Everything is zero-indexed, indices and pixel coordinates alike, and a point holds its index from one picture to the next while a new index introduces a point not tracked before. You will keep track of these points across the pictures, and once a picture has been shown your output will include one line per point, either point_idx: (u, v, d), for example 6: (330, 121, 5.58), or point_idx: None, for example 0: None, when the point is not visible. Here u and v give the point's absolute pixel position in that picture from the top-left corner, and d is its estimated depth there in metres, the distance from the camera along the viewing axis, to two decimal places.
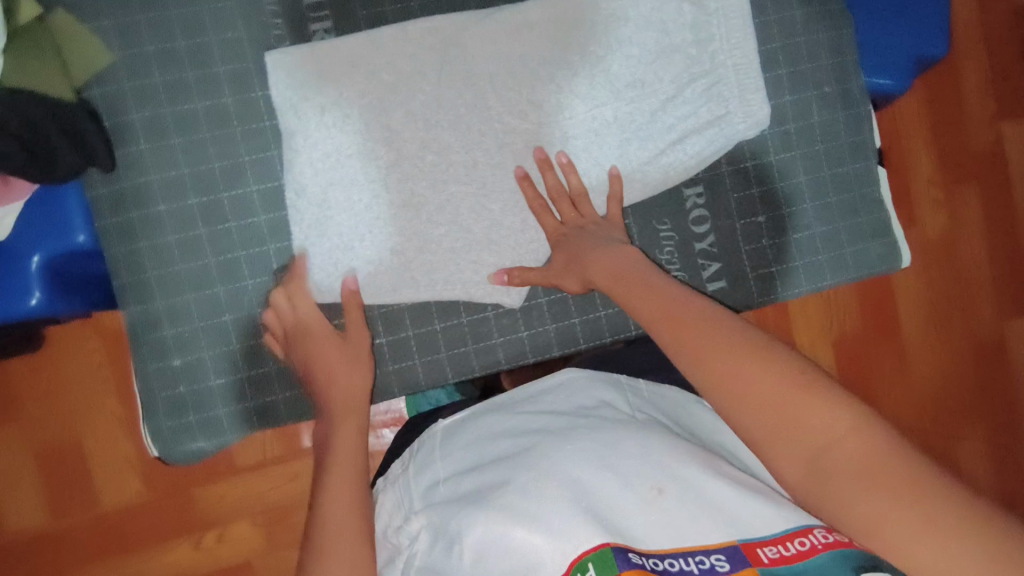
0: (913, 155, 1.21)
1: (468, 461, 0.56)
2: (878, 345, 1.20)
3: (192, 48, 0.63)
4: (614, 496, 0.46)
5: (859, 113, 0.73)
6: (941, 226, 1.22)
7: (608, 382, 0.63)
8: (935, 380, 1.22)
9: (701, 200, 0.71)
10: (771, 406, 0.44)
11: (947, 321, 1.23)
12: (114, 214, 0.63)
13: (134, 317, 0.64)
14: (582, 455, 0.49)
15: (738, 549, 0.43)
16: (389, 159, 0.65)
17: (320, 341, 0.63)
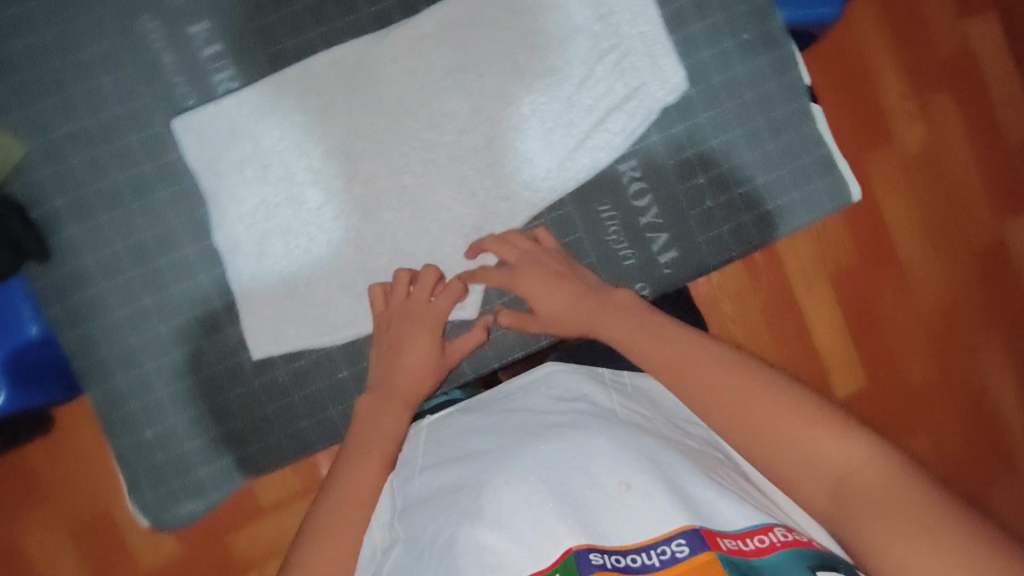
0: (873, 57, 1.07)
1: (448, 455, 0.52)
2: (874, 274, 1.06)
3: (101, 123, 0.63)
4: (583, 498, 0.44)
5: (784, 54, 0.71)
6: (920, 135, 1.07)
7: (589, 377, 0.58)
8: (940, 299, 1.07)
9: (637, 173, 0.70)
10: (784, 441, 0.44)
11: (940, 234, 1.07)
12: (60, 302, 0.64)
13: (99, 397, 0.65)
14: (554, 458, 0.46)
15: (697, 534, 0.41)
16: (318, 198, 0.65)
17: (400, 359, 0.60)
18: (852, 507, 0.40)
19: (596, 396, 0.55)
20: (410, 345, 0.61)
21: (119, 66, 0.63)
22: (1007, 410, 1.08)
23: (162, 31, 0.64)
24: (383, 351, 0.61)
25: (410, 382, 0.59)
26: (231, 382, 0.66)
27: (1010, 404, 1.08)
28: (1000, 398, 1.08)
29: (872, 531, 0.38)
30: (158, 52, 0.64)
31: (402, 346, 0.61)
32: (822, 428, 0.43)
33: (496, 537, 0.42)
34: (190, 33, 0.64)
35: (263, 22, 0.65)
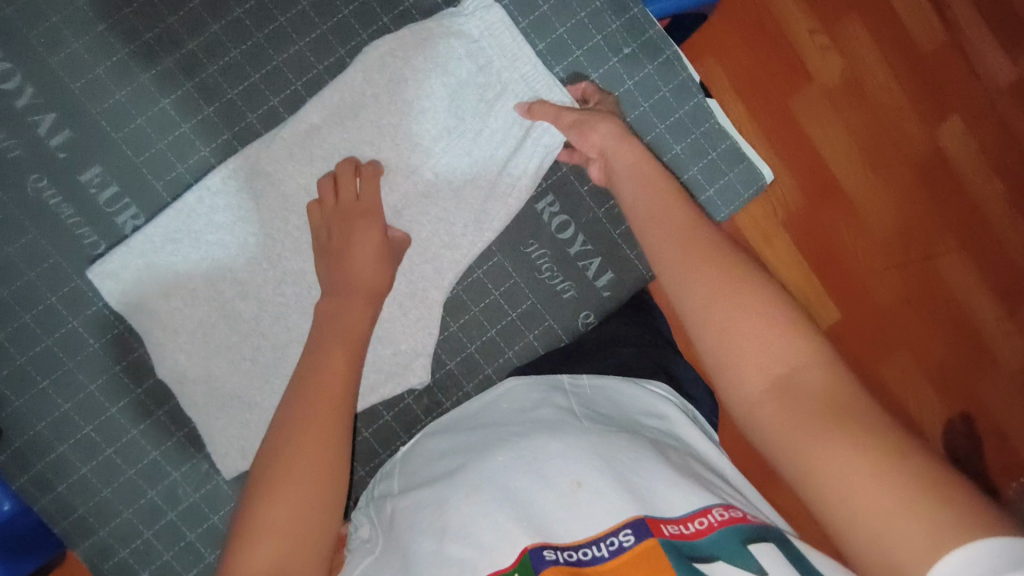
0: (778, 9, 1.05)
1: (419, 479, 0.55)
2: (823, 210, 1.06)
3: (18, 293, 0.63)
4: (539, 501, 0.46)
5: (669, 57, 0.72)
6: (838, 69, 1.06)
7: (545, 386, 0.61)
8: (890, 220, 1.08)
9: (556, 207, 0.71)
10: (730, 326, 0.41)
11: (877, 158, 1.08)
12: (24, 472, 0.64)
13: (88, 553, 0.65)
14: (511, 465, 0.49)
15: (643, 522, 0.43)
16: (251, 310, 0.66)
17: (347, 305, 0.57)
18: (785, 405, 0.39)
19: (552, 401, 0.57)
20: (356, 238, 0.61)
21: (21, 232, 0.63)
22: (975, 302, 1.10)
23: (55, 187, 0.63)
24: (342, 291, 0.59)
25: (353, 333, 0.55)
26: (214, 505, 0.67)
27: (977, 295, 1.10)
28: (967, 292, 1.10)
29: (808, 440, 0.37)
30: (56, 208, 0.63)
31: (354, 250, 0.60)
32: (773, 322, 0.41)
33: (460, 554, 0.44)
34: (83, 181, 0.64)
35: (152, 153, 0.65)
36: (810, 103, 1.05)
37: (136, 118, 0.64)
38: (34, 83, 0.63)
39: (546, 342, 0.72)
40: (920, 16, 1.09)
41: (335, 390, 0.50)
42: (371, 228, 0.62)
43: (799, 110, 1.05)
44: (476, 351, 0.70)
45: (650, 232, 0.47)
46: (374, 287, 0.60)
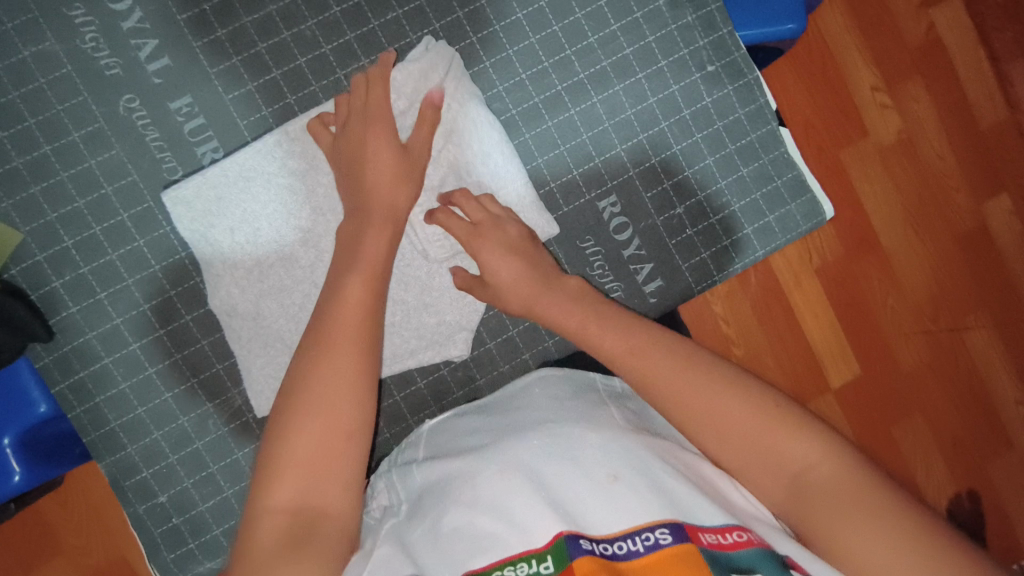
0: (847, 65, 1.05)
1: (447, 453, 0.56)
2: (862, 266, 1.05)
3: (92, 204, 0.65)
4: (570, 490, 0.46)
5: (749, 82, 0.73)
6: (896, 127, 1.06)
7: (580, 388, 0.61)
8: (926, 288, 1.07)
9: (617, 208, 0.72)
10: (734, 433, 0.49)
11: (922, 224, 1.07)
12: (66, 378, 0.65)
13: (111, 468, 0.67)
14: (546, 454, 0.49)
15: (681, 526, 0.43)
16: (309, 258, 0.67)
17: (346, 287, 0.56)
18: (802, 506, 0.45)
19: (585, 401, 0.58)
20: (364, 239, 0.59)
21: (106, 147, 0.65)
22: (998, 378, 1.09)
23: (145, 109, 0.66)
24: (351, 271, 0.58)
25: (358, 311, 0.55)
26: (239, 441, 0.68)
27: (1000, 372, 1.09)
28: (991, 368, 1.09)
29: (835, 531, 0.43)
30: (142, 130, 0.65)
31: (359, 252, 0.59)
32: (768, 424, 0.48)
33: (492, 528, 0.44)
34: (172, 108, 0.66)
35: (242, 92, 0.67)
36: (863, 159, 1.05)
37: (232, 57, 0.67)
38: (143, 9, 0.65)
39: None
40: (988, 89, 1.09)
41: (355, 350, 0.53)
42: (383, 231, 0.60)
43: (851, 162, 1.06)
44: (517, 335, 0.71)
45: (617, 322, 0.58)
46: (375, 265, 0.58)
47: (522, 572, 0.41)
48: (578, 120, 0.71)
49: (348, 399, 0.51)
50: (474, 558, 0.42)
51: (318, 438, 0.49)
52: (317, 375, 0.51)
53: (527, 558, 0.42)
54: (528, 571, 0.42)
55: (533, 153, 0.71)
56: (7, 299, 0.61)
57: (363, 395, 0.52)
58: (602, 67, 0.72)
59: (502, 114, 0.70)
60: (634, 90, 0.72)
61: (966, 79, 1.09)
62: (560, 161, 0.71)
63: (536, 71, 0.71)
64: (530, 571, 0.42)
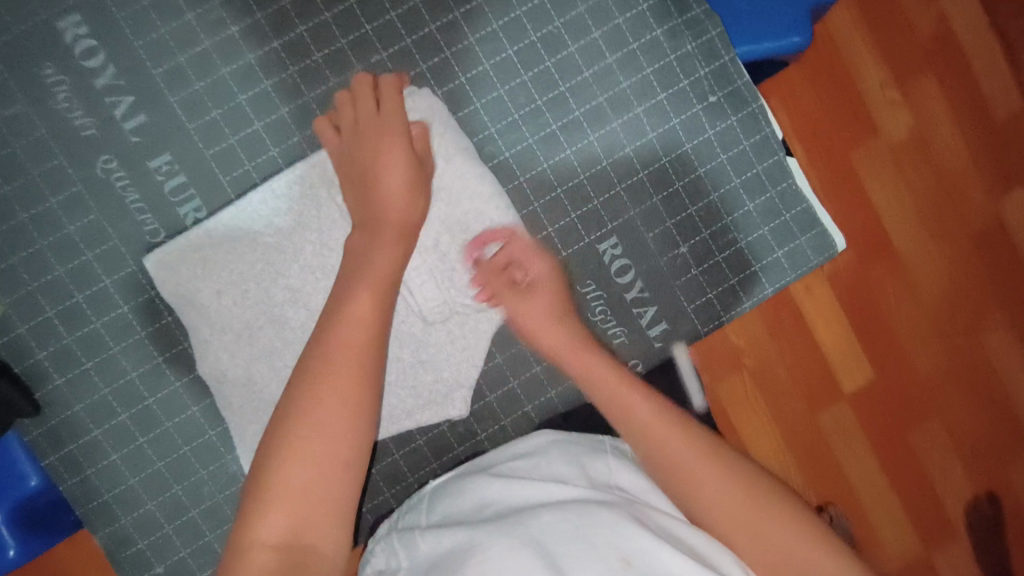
0: (849, 55, 0.91)
1: (455, 522, 0.56)
2: (875, 273, 0.93)
3: (73, 272, 0.63)
4: (577, 573, 0.47)
5: (753, 111, 0.70)
6: (906, 124, 0.92)
7: (590, 448, 0.61)
8: (944, 297, 0.94)
9: (618, 250, 0.69)
10: (764, 545, 0.52)
11: (938, 228, 0.93)
12: (56, 450, 0.64)
13: (107, 539, 0.65)
14: (557, 530, 0.49)
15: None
16: (300, 317, 0.64)
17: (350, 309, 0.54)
18: None
19: (592, 469, 0.58)
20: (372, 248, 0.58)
21: (84, 212, 0.63)
22: None
23: (123, 170, 0.63)
24: (361, 280, 0.56)
25: (361, 333, 0.53)
26: (236, 508, 0.66)
27: None
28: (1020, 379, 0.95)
29: None
30: (121, 192, 0.63)
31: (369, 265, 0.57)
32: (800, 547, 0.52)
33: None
34: (152, 168, 0.63)
35: (222, 147, 0.64)
36: (872, 157, 0.91)
37: (211, 111, 0.64)
38: (116, 65, 0.62)
39: None
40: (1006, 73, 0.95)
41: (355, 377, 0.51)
42: (394, 242, 0.59)
43: (858, 161, 0.92)
44: (517, 387, 0.68)
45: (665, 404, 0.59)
46: (384, 276, 0.57)
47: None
48: (574, 160, 0.68)
49: (347, 434, 0.50)
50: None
51: (312, 472, 0.48)
52: (311, 406, 0.50)
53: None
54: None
55: (529, 197, 0.68)
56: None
57: (363, 426, 0.51)
58: (598, 103, 0.68)
59: (495, 157, 0.67)
60: (633, 126, 0.69)
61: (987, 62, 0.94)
62: (557, 203, 0.68)
63: (529, 111, 0.67)
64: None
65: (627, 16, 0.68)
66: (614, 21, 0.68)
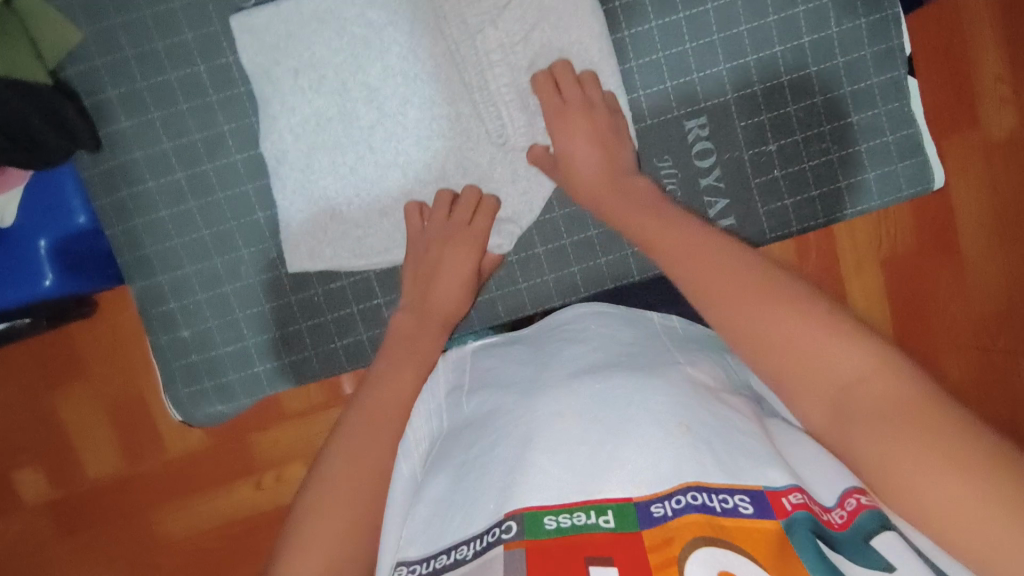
0: (975, 48, 0.92)
1: (501, 381, 0.51)
2: (928, 256, 0.96)
3: (158, 17, 0.61)
4: (638, 432, 0.40)
5: (887, 17, 0.65)
6: (1009, 125, 0.93)
7: (634, 327, 0.56)
8: (995, 296, 0.96)
9: (704, 132, 0.66)
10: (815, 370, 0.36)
11: (1009, 232, 0.95)
12: (108, 195, 0.64)
13: (141, 292, 0.66)
14: (607, 403, 0.43)
15: (762, 494, 0.36)
16: (371, 118, 0.63)
17: (391, 373, 0.52)
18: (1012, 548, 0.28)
19: (647, 348, 0.51)
20: (446, 262, 0.61)
21: None
22: None
23: None
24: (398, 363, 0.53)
25: (397, 394, 0.50)
26: (268, 293, 0.66)
27: None
28: None
29: None
30: None
31: (442, 266, 0.61)
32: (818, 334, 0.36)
33: (549, 470, 0.38)
34: None
35: None
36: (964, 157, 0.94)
37: None
38: None
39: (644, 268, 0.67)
40: None
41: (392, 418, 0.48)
42: (464, 257, 0.61)
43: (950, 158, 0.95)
44: (569, 246, 0.67)
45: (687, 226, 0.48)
46: (452, 315, 0.60)
47: (578, 521, 0.36)
48: (684, 27, 0.64)
49: (386, 446, 0.46)
50: (527, 496, 0.37)
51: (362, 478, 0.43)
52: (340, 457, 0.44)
53: (586, 508, 0.37)
54: (584, 522, 0.36)
55: (628, 54, 0.65)
56: (60, 100, 0.59)
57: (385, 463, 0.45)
58: None
59: (605, 4, 0.64)
60: (755, 4, 0.64)
61: None
62: (655, 68, 0.65)
63: None
64: (587, 523, 0.36)
65: None
66: None
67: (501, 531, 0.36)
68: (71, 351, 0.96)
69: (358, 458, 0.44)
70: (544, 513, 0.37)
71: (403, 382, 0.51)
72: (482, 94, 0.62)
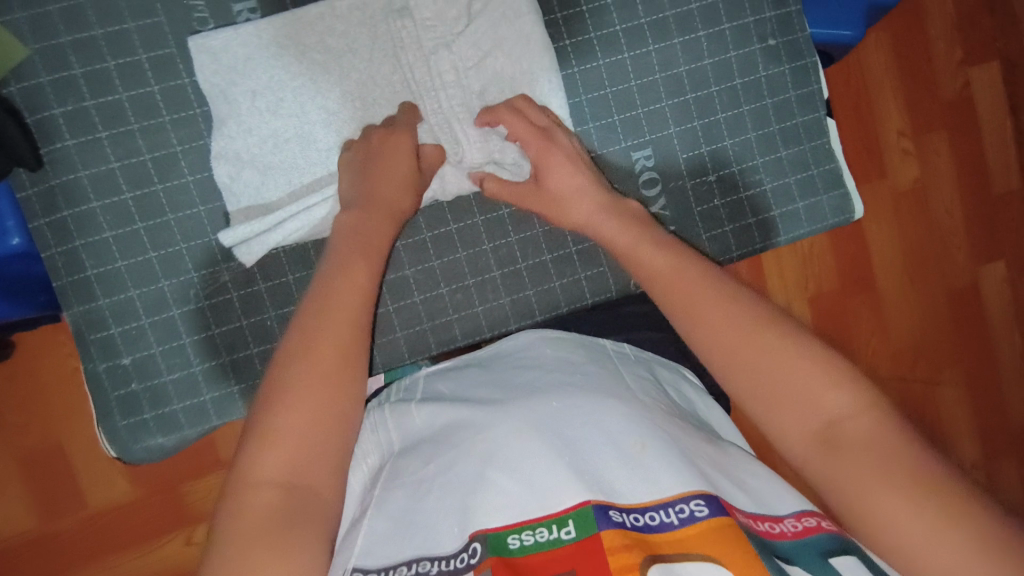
0: (882, 106, 1.04)
1: (451, 398, 0.52)
2: (855, 295, 1.04)
3: (111, 36, 0.61)
4: (597, 450, 0.42)
5: (806, 64, 0.72)
6: (912, 173, 1.05)
7: (583, 344, 0.57)
8: (914, 332, 1.07)
9: (650, 163, 0.70)
10: (763, 376, 0.43)
11: (919, 274, 1.07)
12: (47, 215, 0.61)
13: (78, 318, 0.63)
14: (559, 416, 0.45)
15: (715, 498, 0.39)
16: (329, 140, 0.64)
17: (341, 275, 0.51)
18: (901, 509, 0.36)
19: (599, 363, 0.54)
20: (384, 149, 0.60)
21: None
22: (956, 430, 1.09)
23: None
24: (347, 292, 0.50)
25: (353, 296, 0.50)
26: (217, 318, 0.64)
27: (960, 425, 1.09)
28: (951, 421, 1.09)
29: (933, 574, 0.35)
30: None
31: (384, 152, 0.60)
32: (818, 382, 0.42)
33: (510, 490, 0.40)
34: None
35: None
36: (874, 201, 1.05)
37: None
38: None
39: (596, 290, 0.69)
40: (1005, 158, 1.09)
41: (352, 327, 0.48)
42: (401, 146, 0.60)
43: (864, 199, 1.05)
44: (525, 270, 0.69)
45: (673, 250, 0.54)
46: (396, 207, 0.59)
47: (542, 537, 0.38)
48: (629, 66, 0.69)
49: (342, 384, 0.45)
50: (490, 518, 0.39)
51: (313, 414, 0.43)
52: (292, 386, 0.44)
53: (548, 523, 0.38)
54: (547, 537, 0.38)
55: (577, 88, 0.68)
56: None
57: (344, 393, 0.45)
58: (665, 16, 0.70)
59: (555, 41, 0.68)
60: (691, 47, 0.70)
61: (988, 149, 1.09)
62: (603, 102, 0.69)
63: (597, 7, 0.69)
64: (550, 538, 0.38)
65: None
66: None
67: (468, 555, 0.37)
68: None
69: (314, 374, 0.44)
70: (506, 533, 0.38)
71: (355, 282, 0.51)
72: (440, 121, 0.64)
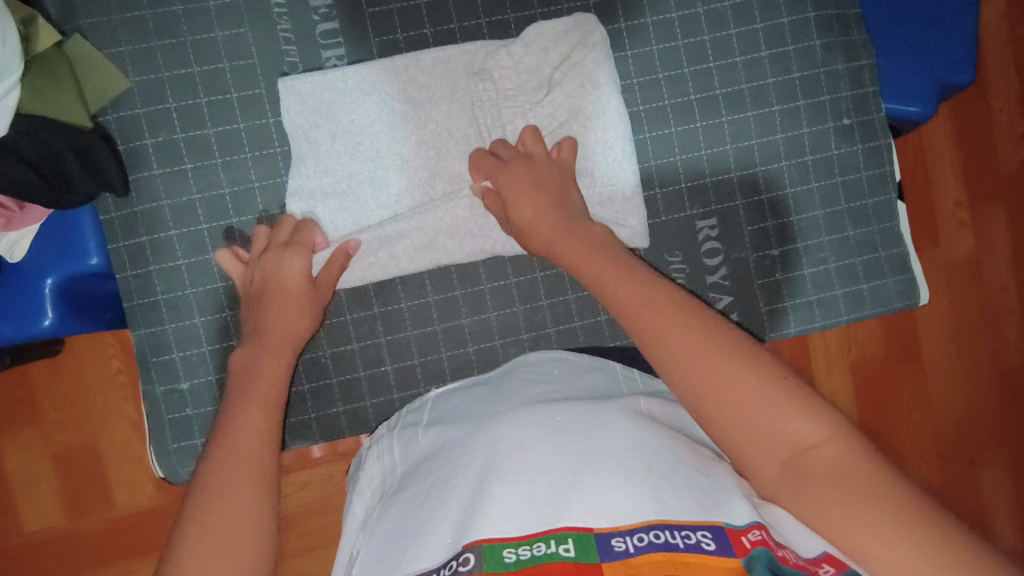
0: (940, 178, 0.99)
1: (460, 415, 0.51)
2: (895, 367, 0.98)
3: (205, 74, 0.64)
4: (600, 464, 0.40)
5: (880, 146, 0.71)
6: (966, 247, 0.99)
7: (581, 368, 0.57)
8: (957, 408, 1.00)
9: (714, 232, 0.70)
10: (752, 416, 0.41)
11: (967, 349, 0.99)
12: (126, 238, 0.64)
13: (142, 340, 0.64)
14: (566, 429, 0.43)
15: (723, 532, 0.36)
16: (400, 186, 0.65)
17: (241, 420, 0.49)
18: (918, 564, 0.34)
19: (606, 389, 0.53)
20: (283, 286, 0.60)
21: (236, 23, 0.64)
22: (999, 519, 1.00)
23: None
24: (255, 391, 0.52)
25: (271, 389, 0.53)
26: None
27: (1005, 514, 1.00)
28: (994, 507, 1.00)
29: None
30: (276, 18, 0.65)
31: (278, 277, 0.60)
32: (805, 432, 0.40)
33: (509, 502, 0.38)
34: (311, 5, 0.65)
35: (383, 10, 0.66)
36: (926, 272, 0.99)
37: None
38: None
39: None
40: None
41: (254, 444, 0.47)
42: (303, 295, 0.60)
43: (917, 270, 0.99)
44: (579, 328, 0.68)
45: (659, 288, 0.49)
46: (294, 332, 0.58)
47: (538, 551, 0.35)
48: (701, 135, 0.69)
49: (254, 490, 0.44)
50: (486, 528, 0.36)
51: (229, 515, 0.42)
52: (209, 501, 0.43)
53: (546, 538, 0.36)
54: (544, 552, 0.35)
55: (648, 153, 0.69)
56: (97, 143, 0.60)
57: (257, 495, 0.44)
58: (740, 89, 0.70)
59: (630, 106, 0.69)
60: (765, 120, 0.70)
61: None
62: (672, 168, 0.69)
63: (674, 74, 0.69)
64: (547, 552, 0.35)
65: (792, 18, 0.70)
66: (780, 18, 0.70)
67: (459, 564, 0.35)
68: (27, 394, 0.87)
69: (215, 526, 0.41)
70: (502, 546, 0.35)
71: (252, 426, 0.48)
72: None
